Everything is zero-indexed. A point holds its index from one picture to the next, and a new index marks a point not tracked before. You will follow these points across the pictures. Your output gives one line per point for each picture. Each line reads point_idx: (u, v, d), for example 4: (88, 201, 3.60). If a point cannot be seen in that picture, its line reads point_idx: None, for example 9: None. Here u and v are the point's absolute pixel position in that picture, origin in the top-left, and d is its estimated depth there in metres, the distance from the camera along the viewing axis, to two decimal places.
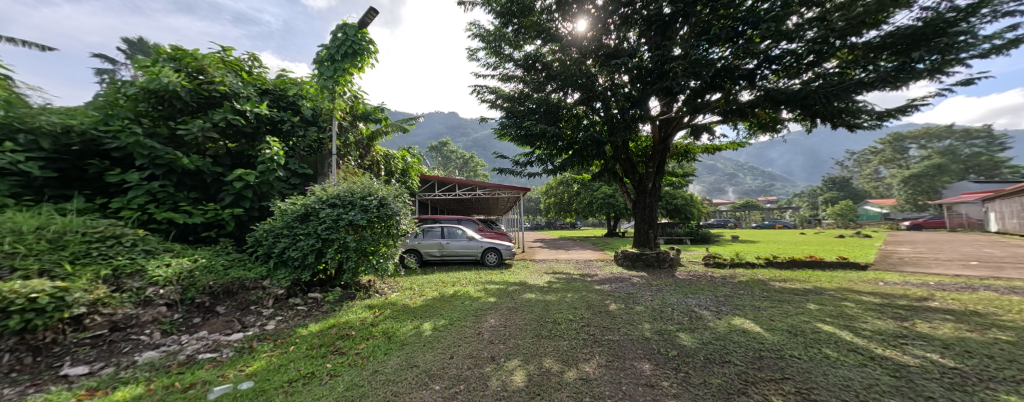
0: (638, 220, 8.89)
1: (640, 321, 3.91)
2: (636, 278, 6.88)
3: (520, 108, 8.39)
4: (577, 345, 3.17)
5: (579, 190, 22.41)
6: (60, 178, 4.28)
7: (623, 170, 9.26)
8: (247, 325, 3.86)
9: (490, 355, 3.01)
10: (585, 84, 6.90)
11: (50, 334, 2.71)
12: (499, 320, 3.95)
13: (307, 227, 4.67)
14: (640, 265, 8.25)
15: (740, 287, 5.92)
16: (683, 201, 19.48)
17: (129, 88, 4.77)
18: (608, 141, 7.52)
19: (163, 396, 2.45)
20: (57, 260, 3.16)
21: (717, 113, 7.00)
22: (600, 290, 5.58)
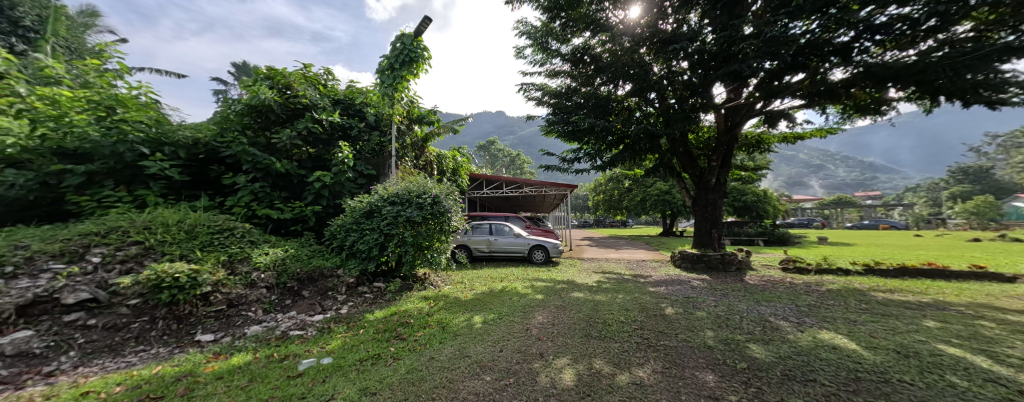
0: (700, 218, 8.34)
1: (702, 328, 3.71)
2: (697, 281, 6.46)
3: (568, 103, 8.33)
4: (629, 348, 3.12)
5: (631, 187, 21.48)
6: (191, 181, 5.24)
7: (681, 165, 8.76)
8: (326, 308, 4.41)
9: (538, 351, 3.10)
10: (639, 73, 6.49)
11: (187, 306, 3.39)
12: (547, 318, 4.01)
13: (372, 222, 5.17)
14: (701, 268, 7.69)
15: (829, 297, 5.28)
16: (753, 198, 17.72)
17: (237, 105, 5.66)
18: (664, 133, 7.05)
19: (266, 363, 2.95)
20: (192, 247, 3.89)
21: (800, 96, 6.25)
22: (655, 292, 5.36)
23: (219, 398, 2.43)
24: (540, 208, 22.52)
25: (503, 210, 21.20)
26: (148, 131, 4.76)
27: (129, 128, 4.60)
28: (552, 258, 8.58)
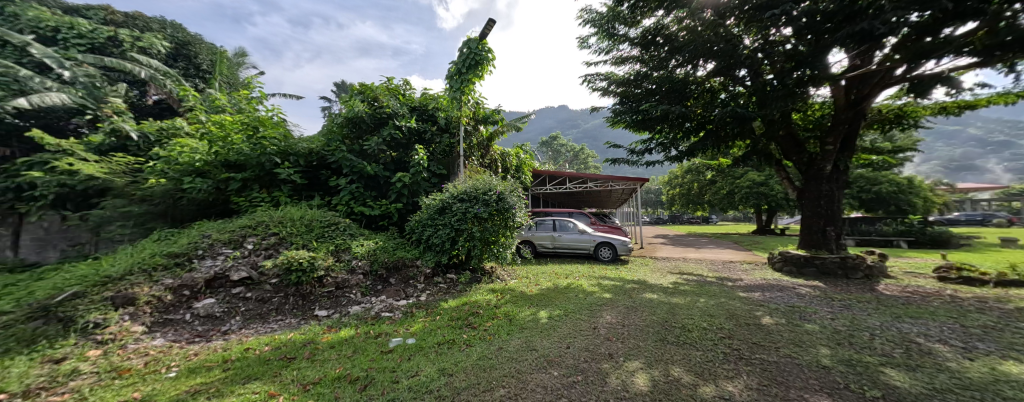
0: (810, 213, 7.31)
1: (814, 344, 3.29)
2: (805, 289, 5.68)
3: (637, 91, 7.89)
4: (714, 358, 2.95)
5: (715, 179, 19.48)
6: (308, 183, 6.39)
7: (785, 150, 7.78)
8: (409, 294, 4.97)
9: (607, 351, 3.10)
10: (724, 49, 6.21)
11: (308, 287, 4.20)
12: (615, 318, 3.96)
13: (444, 218, 5.63)
14: (813, 273, 6.66)
15: (1020, 317, 4.24)
16: (892, 190, 14.62)
17: (338, 118, 6.68)
18: (757, 114, 6.39)
19: (365, 338, 3.48)
20: (310, 238, 4.81)
21: (971, 53, 4.84)
22: (746, 298, 4.88)
23: (333, 363, 2.95)
24: (608, 203, 21.78)
25: (568, 206, 21.04)
26: (280, 145, 5.97)
27: (267, 143, 5.83)
28: (620, 256, 8.31)
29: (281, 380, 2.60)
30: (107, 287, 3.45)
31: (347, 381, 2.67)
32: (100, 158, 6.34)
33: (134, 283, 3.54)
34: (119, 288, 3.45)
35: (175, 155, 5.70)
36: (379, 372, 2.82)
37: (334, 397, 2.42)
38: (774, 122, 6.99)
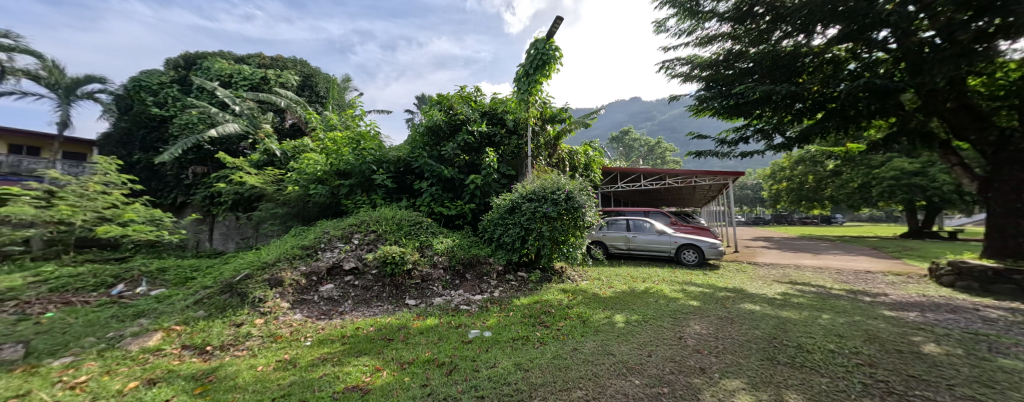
0: (1004, 210, 5.71)
1: (1017, 389, 2.27)
2: (996, 312, 4.41)
3: (728, 72, 6.79)
4: (852, 389, 2.22)
5: (839, 169, 16.20)
6: (398, 187, 7.21)
7: (958, 126, 6.09)
8: (484, 290, 5.25)
9: (698, 365, 2.64)
10: (855, 8, 4.88)
11: (399, 278, 4.84)
12: (707, 329, 3.30)
13: (514, 218, 5.82)
14: (1009, 293, 5.10)
15: None
16: None
17: (419, 127, 7.42)
18: (907, 86, 5.12)
19: (447, 327, 3.80)
20: (399, 235, 5.49)
21: None
22: (888, 316, 4.00)
23: (423, 347, 3.31)
24: (692, 201, 19.92)
25: (644, 204, 19.93)
26: (379, 154, 6.96)
27: (367, 153, 6.88)
28: (708, 260, 7.53)
29: (384, 357, 3.07)
30: (264, 271, 4.54)
31: (435, 364, 2.97)
32: (257, 172, 8.40)
33: (281, 269, 4.57)
34: (272, 272, 4.51)
35: (304, 166, 7.12)
36: (462, 360, 3.07)
37: (424, 377, 2.74)
38: (936, 91, 5.63)
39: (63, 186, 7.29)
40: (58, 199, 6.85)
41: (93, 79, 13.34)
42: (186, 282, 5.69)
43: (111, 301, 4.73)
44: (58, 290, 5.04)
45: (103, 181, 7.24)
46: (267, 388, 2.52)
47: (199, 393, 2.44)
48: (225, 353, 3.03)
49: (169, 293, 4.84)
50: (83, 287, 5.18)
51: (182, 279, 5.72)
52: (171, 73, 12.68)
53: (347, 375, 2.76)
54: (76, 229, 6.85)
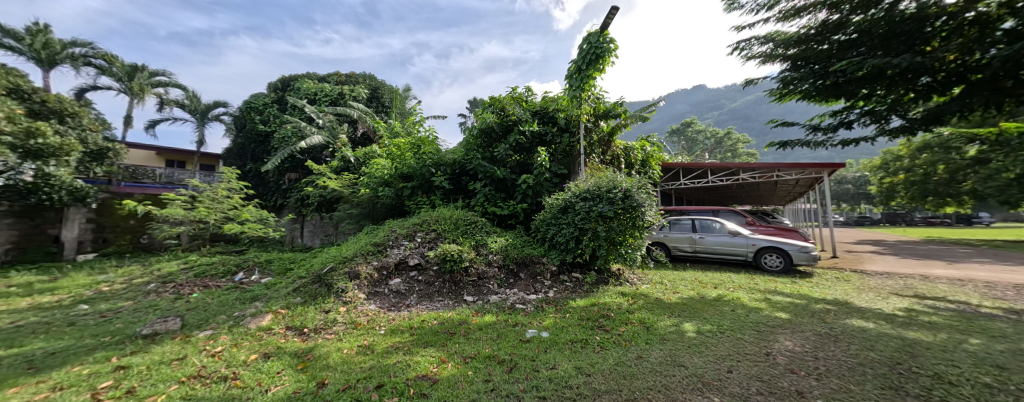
0: None
1: None
2: None
3: (821, 46, 5.33)
4: None
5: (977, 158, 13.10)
6: (454, 188, 7.48)
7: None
8: (538, 289, 5.20)
9: (792, 387, 2.27)
10: None
11: (456, 275, 5.03)
12: (800, 345, 2.86)
13: (567, 217, 5.64)
14: None
15: None
16: None
17: (472, 129, 7.63)
18: None
19: (504, 325, 3.81)
20: (455, 234, 5.67)
21: None
22: None
23: (483, 343, 3.37)
24: (773, 198, 17.66)
25: (712, 202, 18.26)
26: (438, 157, 7.32)
27: (426, 157, 7.27)
28: (795, 267, 6.57)
29: (449, 350, 3.28)
30: (345, 265, 5.08)
31: (495, 361, 3.00)
32: (335, 177, 9.39)
33: (357, 262, 5.05)
34: (351, 265, 5.01)
35: (373, 171, 7.76)
36: (521, 358, 3.04)
37: (486, 373, 2.81)
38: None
39: (199, 192, 9.02)
40: (198, 204, 8.52)
41: (217, 103, 16.03)
42: (286, 271, 6.46)
43: (235, 285, 5.73)
44: (201, 276, 6.29)
45: (225, 189, 8.76)
46: (353, 370, 2.95)
47: (301, 368, 2.99)
48: (318, 335, 3.58)
49: (273, 282, 5.62)
50: (216, 273, 6.35)
51: (284, 269, 6.52)
52: (272, 95, 14.80)
53: (418, 364, 3.02)
54: (211, 227, 8.64)
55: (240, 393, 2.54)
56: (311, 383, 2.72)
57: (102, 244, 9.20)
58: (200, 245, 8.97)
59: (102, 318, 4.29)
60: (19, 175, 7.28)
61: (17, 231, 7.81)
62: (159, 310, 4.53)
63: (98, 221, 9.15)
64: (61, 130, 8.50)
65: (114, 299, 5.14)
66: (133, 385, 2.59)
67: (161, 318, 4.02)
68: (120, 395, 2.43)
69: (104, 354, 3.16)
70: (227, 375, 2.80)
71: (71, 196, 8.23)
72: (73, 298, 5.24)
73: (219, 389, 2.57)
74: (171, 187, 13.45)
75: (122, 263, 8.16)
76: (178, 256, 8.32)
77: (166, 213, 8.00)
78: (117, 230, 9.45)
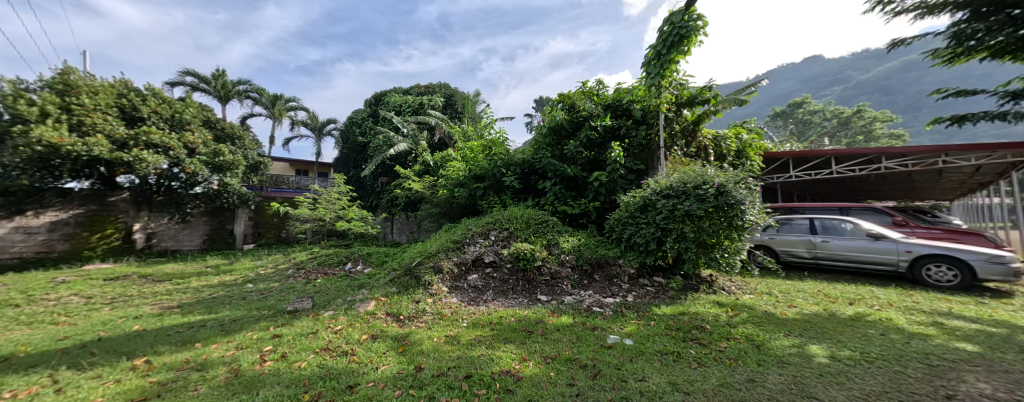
0: None
1: None
2: None
3: None
4: None
5: None
6: (524, 187, 7.49)
7: None
8: (615, 293, 4.93)
9: None
10: None
11: (529, 274, 5.08)
12: (997, 387, 2.14)
13: (647, 217, 5.18)
14: None
15: None
16: None
17: (541, 128, 7.55)
18: None
19: (583, 329, 3.65)
20: (527, 233, 5.65)
21: None
22: None
23: (562, 345, 3.28)
24: (926, 189, 13.82)
25: (830, 197, 15.22)
26: (510, 157, 7.41)
27: (498, 158, 7.42)
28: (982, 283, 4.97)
29: (528, 348, 3.22)
30: (430, 260, 5.42)
31: (577, 364, 2.86)
32: (418, 180, 10.21)
33: (440, 257, 5.35)
34: (434, 259, 5.35)
35: (449, 173, 8.21)
36: (605, 365, 2.83)
37: (569, 376, 2.68)
38: None
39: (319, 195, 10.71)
40: (318, 205, 10.11)
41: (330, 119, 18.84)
42: (383, 263, 7.22)
43: (346, 274, 6.64)
44: (323, 264, 7.45)
45: (337, 192, 10.22)
46: (443, 357, 3.10)
47: (401, 350, 3.27)
48: (412, 322, 3.89)
49: (374, 272, 6.30)
50: (332, 263, 7.45)
51: (381, 260, 7.30)
52: (368, 110, 16.79)
53: (500, 359, 3.03)
54: (328, 223, 10.13)
55: (357, 367, 2.96)
56: (410, 365, 2.97)
57: (258, 236, 12.12)
58: (320, 239, 10.67)
59: (262, 294, 5.34)
60: (210, 185, 10.28)
61: (212, 226, 11.31)
62: (297, 291, 5.46)
63: (255, 218, 12.09)
64: (233, 150, 10.98)
65: (268, 280, 6.37)
66: (285, 351, 3.26)
67: (299, 298, 4.85)
68: (279, 358, 3.07)
69: (265, 323, 3.97)
70: (348, 350, 3.26)
71: (240, 199, 11.01)
72: (243, 278, 6.66)
73: (342, 362, 3.04)
74: (301, 191, 16.29)
75: (269, 252, 10.13)
76: (306, 247, 10.06)
77: (297, 212, 9.70)
78: (267, 224, 12.25)
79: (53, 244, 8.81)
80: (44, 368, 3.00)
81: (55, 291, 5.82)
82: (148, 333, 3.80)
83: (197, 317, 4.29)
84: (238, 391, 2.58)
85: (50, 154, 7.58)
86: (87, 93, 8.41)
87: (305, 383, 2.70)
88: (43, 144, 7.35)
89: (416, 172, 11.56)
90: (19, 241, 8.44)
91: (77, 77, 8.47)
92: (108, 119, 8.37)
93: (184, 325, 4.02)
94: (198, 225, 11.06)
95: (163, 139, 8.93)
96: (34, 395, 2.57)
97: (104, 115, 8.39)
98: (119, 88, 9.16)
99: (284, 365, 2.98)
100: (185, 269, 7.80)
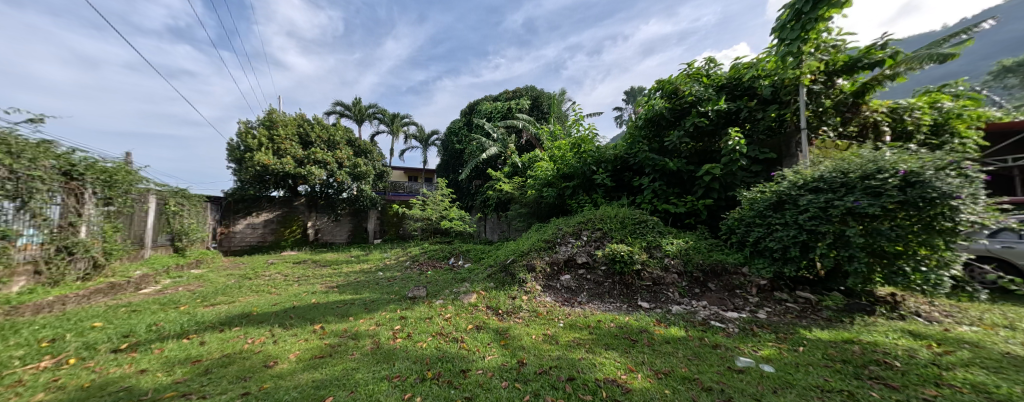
0: None
1: None
2: None
3: None
4: None
5: None
6: (617, 184, 6.93)
7: None
8: (738, 307, 4.10)
9: None
10: None
11: (628, 278, 4.65)
12: None
13: (783, 217, 4.12)
14: None
15: None
16: None
17: (638, 120, 6.87)
18: None
19: (700, 346, 3.07)
20: (623, 234, 5.16)
21: None
22: None
23: (675, 360, 2.80)
24: None
25: None
26: (602, 153, 6.91)
27: (587, 155, 7.02)
28: None
29: (635, 358, 2.82)
30: (523, 258, 5.33)
31: (700, 387, 2.38)
32: (508, 181, 10.47)
33: (533, 256, 5.21)
34: (528, 257, 5.26)
35: (537, 172, 8.13)
36: (739, 394, 2.28)
37: (689, 398, 2.24)
38: None
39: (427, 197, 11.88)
40: (426, 206, 11.21)
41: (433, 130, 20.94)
42: (479, 259, 7.52)
43: (449, 267, 7.13)
44: (431, 258, 8.22)
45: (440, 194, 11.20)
46: (543, 355, 2.94)
47: (503, 344, 3.22)
48: (510, 318, 3.88)
49: (472, 267, 6.60)
50: (438, 257, 8.15)
51: (478, 257, 7.62)
52: (463, 118, 18.08)
53: (604, 366, 2.71)
54: (434, 222, 11.11)
55: (467, 353, 3.01)
56: (513, 359, 2.89)
57: (383, 232, 13.76)
58: (428, 236, 11.82)
59: (389, 281, 6.10)
60: (353, 191, 12.37)
61: (354, 223, 13.37)
62: (413, 280, 6.07)
63: (382, 217, 13.80)
64: (367, 163, 13.06)
65: (392, 269, 7.29)
66: (410, 331, 3.55)
67: (416, 286, 5.36)
68: (405, 337, 3.36)
69: (393, 306, 4.45)
70: (458, 337, 3.37)
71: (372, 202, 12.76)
72: (375, 267, 7.78)
73: (455, 347, 3.13)
74: (412, 194, 18.50)
75: (393, 246, 11.66)
76: (417, 243, 11.27)
77: (411, 212, 10.97)
78: (388, 221, 13.85)
79: (265, 235, 12.14)
80: (266, 324, 3.89)
81: (268, 269, 7.71)
82: (319, 306, 4.60)
83: (348, 296, 5.08)
84: (381, 360, 2.89)
85: (264, 171, 10.74)
86: (284, 125, 11.48)
87: (427, 361, 2.87)
88: (259, 165, 10.52)
89: (506, 174, 11.83)
90: (249, 233, 11.93)
91: (278, 115, 11.61)
92: (293, 144, 11.21)
93: (341, 302, 4.76)
94: (345, 222, 13.27)
95: (325, 156, 11.55)
96: (262, 343, 3.34)
97: (291, 141, 11.24)
98: (299, 119, 12.02)
99: (410, 343, 3.24)
100: (341, 257, 9.56)
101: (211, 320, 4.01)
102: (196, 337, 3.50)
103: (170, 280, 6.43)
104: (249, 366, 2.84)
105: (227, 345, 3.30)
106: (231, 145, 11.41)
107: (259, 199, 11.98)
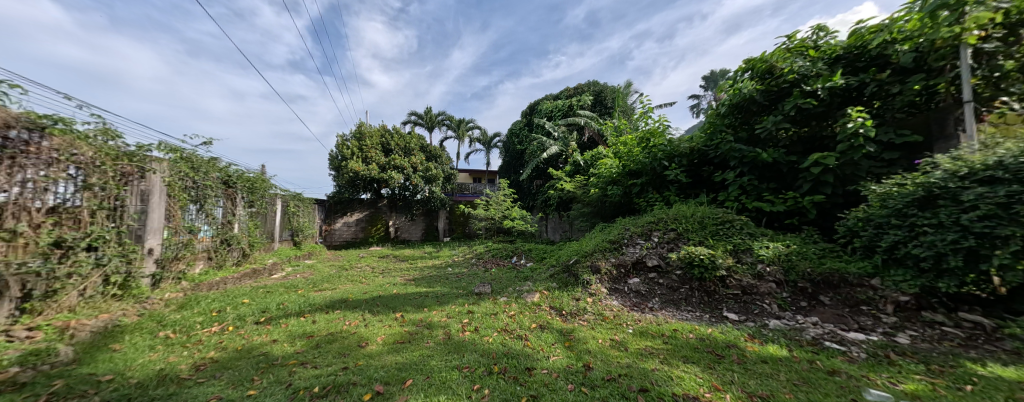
0: None
1: None
2: None
3: None
4: None
5: None
6: (694, 180, 6.14)
7: None
8: (865, 327, 3.17)
9: None
10: None
11: (710, 284, 4.04)
12: None
13: (934, 215, 3.05)
14: None
15: None
16: None
17: (721, 107, 5.96)
18: None
19: (810, 370, 2.46)
20: (704, 236, 4.50)
21: None
22: None
23: (776, 383, 2.27)
24: None
25: None
26: (676, 146, 6.16)
27: (658, 150, 6.34)
28: None
29: (722, 376, 2.35)
30: (586, 259, 5.03)
31: None
32: (572, 179, 10.11)
33: (598, 257, 4.87)
34: (592, 258, 4.91)
35: (602, 170, 7.65)
36: None
37: None
38: None
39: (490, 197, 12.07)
40: (489, 206, 11.39)
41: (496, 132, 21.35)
42: (542, 258, 7.33)
43: (512, 265, 7.10)
44: (496, 255, 8.29)
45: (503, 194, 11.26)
46: (612, 362, 2.62)
47: (568, 345, 2.96)
48: (574, 319, 3.61)
49: (535, 266, 6.45)
50: (502, 255, 8.20)
51: (540, 256, 7.43)
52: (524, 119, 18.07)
53: (683, 380, 2.30)
54: (497, 221, 11.23)
55: (532, 352, 2.83)
56: (579, 362, 2.62)
57: (452, 230, 14.41)
58: (492, 235, 12.02)
59: (457, 277, 6.26)
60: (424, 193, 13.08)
61: (427, 222, 14.23)
62: (479, 276, 6.14)
63: (450, 216, 14.47)
64: (438, 167, 13.79)
65: (460, 265, 7.55)
66: (478, 325, 3.50)
67: (482, 283, 5.37)
68: (473, 330, 3.31)
69: (462, 300, 4.50)
70: (522, 335, 3.22)
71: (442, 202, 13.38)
72: (444, 263, 8.13)
73: (520, 344, 2.98)
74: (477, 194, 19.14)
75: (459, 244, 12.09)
76: (481, 241, 11.53)
77: (476, 212, 11.26)
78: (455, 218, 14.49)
79: (357, 232, 13.60)
80: (360, 309, 4.20)
81: (359, 261, 8.62)
82: (400, 296, 4.86)
83: (421, 289, 5.30)
84: (453, 350, 2.87)
85: (357, 176, 12.05)
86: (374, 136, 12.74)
87: (495, 356, 2.76)
88: (352, 171, 11.90)
89: (568, 173, 11.43)
90: (345, 231, 13.49)
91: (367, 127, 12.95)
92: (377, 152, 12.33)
93: (415, 293, 4.98)
94: (419, 221, 14.20)
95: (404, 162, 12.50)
96: (356, 325, 3.60)
97: (376, 150, 12.39)
98: (381, 129, 13.19)
99: (477, 337, 3.18)
100: (414, 253, 10.22)
101: (319, 302, 4.45)
102: (309, 316, 3.90)
103: (292, 267, 7.47)
104: (348, 344, 3.04)
105: (332, 325, 3.62)
106: (333, 156, 13.03)
107: (352, 201, 13.52)
